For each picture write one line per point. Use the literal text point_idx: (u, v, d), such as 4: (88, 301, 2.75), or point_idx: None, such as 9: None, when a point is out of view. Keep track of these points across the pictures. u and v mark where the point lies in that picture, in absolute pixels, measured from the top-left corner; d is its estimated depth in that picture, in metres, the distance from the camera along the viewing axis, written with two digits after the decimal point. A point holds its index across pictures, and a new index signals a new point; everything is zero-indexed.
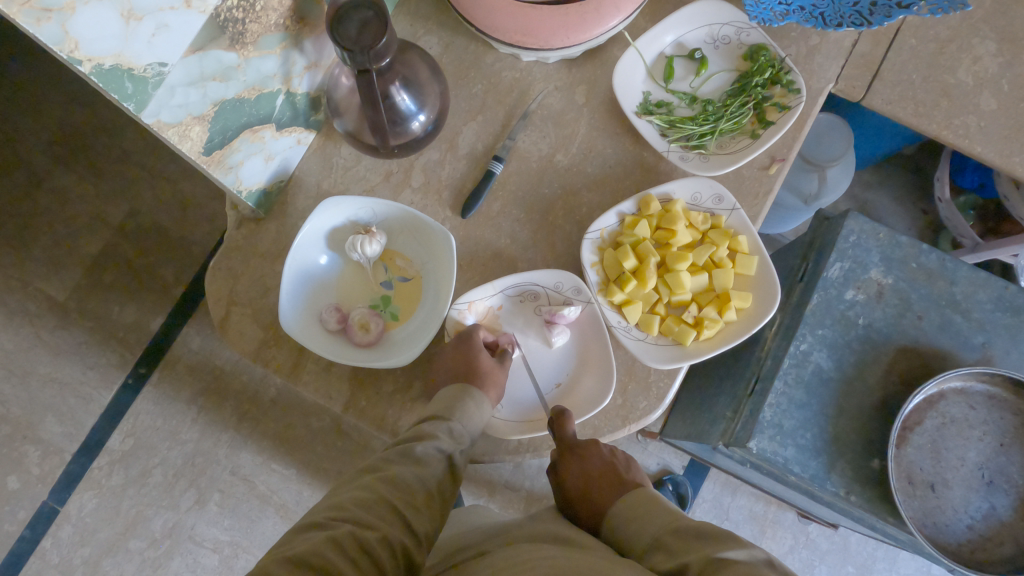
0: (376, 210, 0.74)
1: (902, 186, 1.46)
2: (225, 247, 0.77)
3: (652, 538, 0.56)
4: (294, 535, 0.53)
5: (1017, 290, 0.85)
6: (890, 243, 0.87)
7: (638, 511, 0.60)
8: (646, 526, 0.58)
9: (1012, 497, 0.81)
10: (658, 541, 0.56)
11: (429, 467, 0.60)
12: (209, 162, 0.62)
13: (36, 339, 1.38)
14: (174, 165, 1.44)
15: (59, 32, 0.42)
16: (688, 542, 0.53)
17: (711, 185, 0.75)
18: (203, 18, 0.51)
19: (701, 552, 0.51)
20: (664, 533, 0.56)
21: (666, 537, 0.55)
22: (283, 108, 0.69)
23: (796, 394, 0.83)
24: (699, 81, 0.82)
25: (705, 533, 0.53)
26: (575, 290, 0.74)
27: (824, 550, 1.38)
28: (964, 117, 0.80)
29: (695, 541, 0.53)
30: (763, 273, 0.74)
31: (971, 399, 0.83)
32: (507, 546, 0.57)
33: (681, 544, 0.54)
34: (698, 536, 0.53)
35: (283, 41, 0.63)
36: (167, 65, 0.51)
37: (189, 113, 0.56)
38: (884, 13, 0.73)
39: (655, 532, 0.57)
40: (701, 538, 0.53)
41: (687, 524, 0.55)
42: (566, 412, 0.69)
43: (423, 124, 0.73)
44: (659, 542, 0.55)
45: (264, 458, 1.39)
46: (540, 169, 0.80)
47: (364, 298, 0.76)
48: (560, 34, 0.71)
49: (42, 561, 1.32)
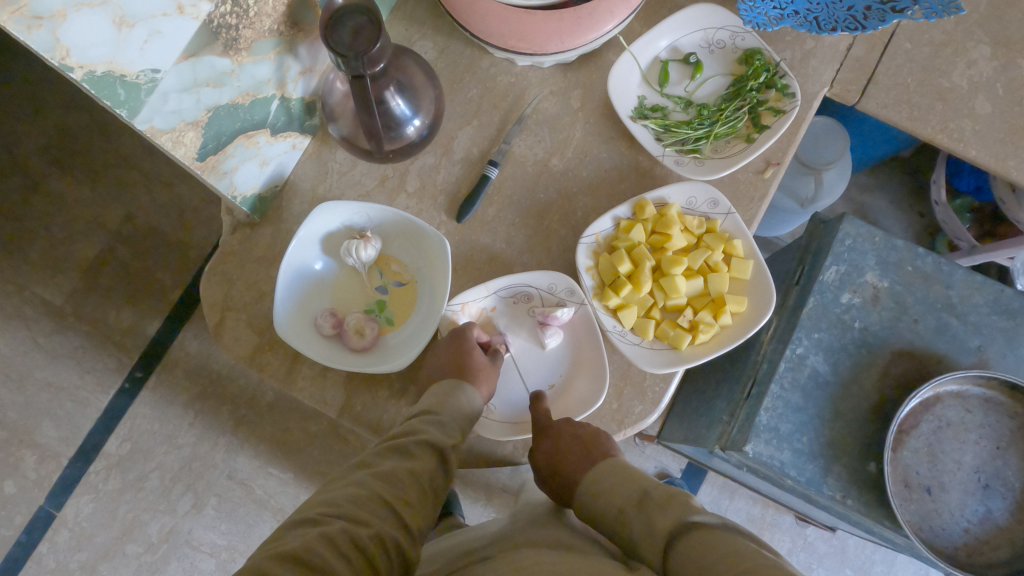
0: (371, 215, 0.74)
1: (899, 189, 1.47)
2: (220, 252, 0.77)
3: (619, 510, 0.56)
4: (286, 531, 0.53)
5: (1013, 293, 0.85)
6: (886, 246, 0.87)
7: (604, 482, 0.59)
8: (611, 499, 0.57)
9: (1008, 501, 0.81)
10: (623, 513, 0.55)
11: (420, 461, 0.60)
12: (203, 167, 0.62)
13: (33, 343, 1.37)
14: (171, 169, 1.44)
15: (50, 39, 0.42)
16: (652, 512, 0.53)
17: (706, 189, 0.75)
18: (196, 24, 0.51)
19: (665, 522, 0.52)
20: (628, 504, 0.56)
21: (630, 507, 0.55)
22: (277, 114, 0.69)
23: (792, 398, 0.83)
24: (694, 85, 0.82)
25: (669, 499, 0.54)
26: (568, 292, 0.74)
27: (823, 553, 1.38)
28: (960, 121, 0.80)
29: (659, 511, 0.53)
30: (759, 277, 0.74)
31: (966, 403, 0.83)
32: (507, 551, 0.56)
33: (646, 516, 0.54)
34: (660, 502, 0.54)
35: (277, 47, 0.63)
36: (160, 71, 0.51)
37: (182, 119, 0.56)
38: (878, 18, 0.74)
39: (620, 504, 0.56)
40: (662, 505, 0.54)
41: (649, 492, 0.55)
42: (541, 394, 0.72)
43: (418, 129, 0.73)
44: (623, 515, 0.55)
45: (261, 462, 1.39)
46: (535, 174, 0.80)
47: (359, 303, 0.76)
48: (555, 39, 0.71)
49: (39, 566, 1.31)
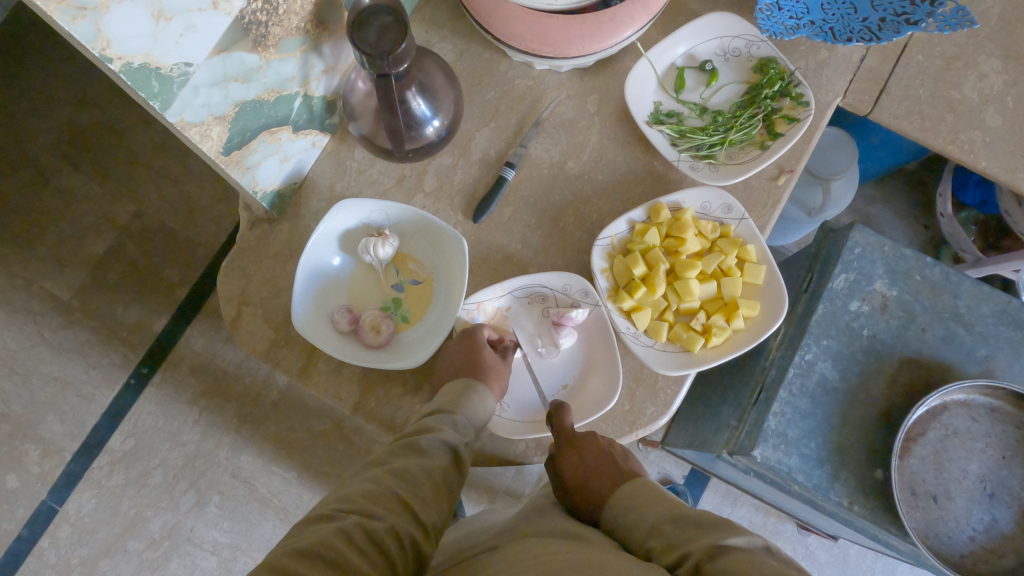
0: (389, 213, 0.75)
1: (905, 201, 1.48)
2: (237, 247, 0.77)
3: (651, 526, 0.56)
4: (303, 527, 0.53)
5: (1019, 304, 0.86)
6: (895, 255, 0.88)
7: (639, 498, 0.60)
8: (646, 513, 0.58)
9: (1014, 510, 0.82)
10: (655, 528, 0.56)
11: (434, 459, 0.61)
12: (227, 162, 0.63)
13: (39, 337, 1.37)
14: (182, 166, 1.45)
15: (92, 30, 0.43)
16: (690, 532, 0.53)
17: (720, 195, 0.76)
18: (228, 20, 0.52)
19: (700, 542, 0.52)
20: (662, 521, 0.56)
21: (665, 525, 0.55)
22: (300, 112, 0.70)
23: (800, 403, 0.83)
24: (710, 92, 0.83)
25: (705, 522, 0.54)
26: (582, 293, 0.75)
27: (823, 562, 1.38)
28: (970, 132, 0.81)
29: (695, 531, 0.53)
30: (770, 282, 0.75)
31: (973, 412, 0.84)
32: (515, 541, 0.56)
33: (681, 534, 0.54)
34: (697, 524, 0.54)
35: (303, 45, 0.64)
36: (192, 65, 0.51)
37: (211, 113, 0.57)
38: (893, 29, 0.75)
39: (654, 520, 0.56)
40: (699, 527, 0.53)
41: (685, 513, 0.56)
42: (564, 407, 0.71)
43: (437, 130, 0.74)
44: (660, 530, 0.55)
45: (265, 460, 1.39)
46: (551, 176, 0.80)
47: (375, 300, 0.76)
48: (575, 43, 0.72)
49: (39, 562, 1.31)
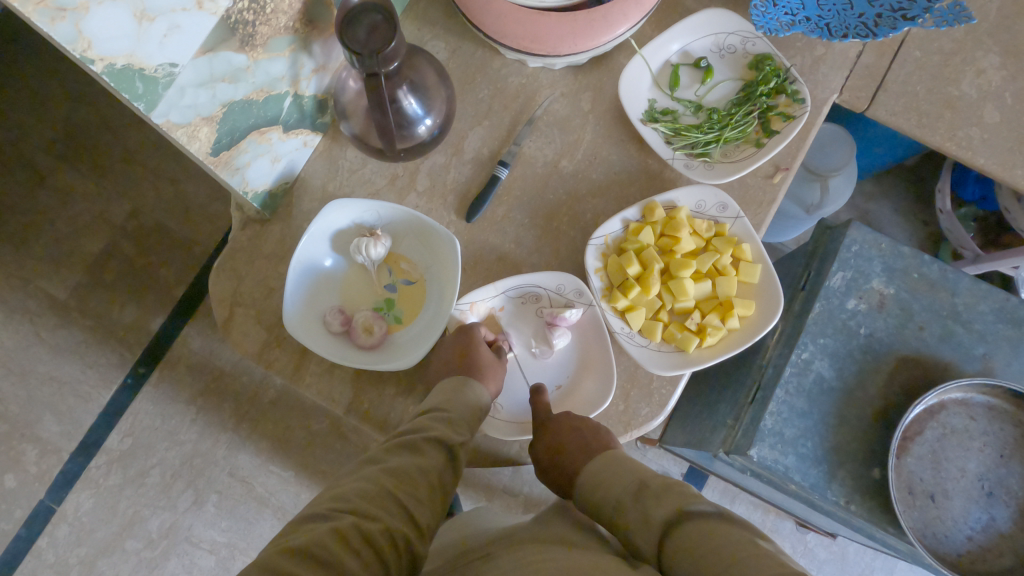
0: (381, 213, 0.74)
1: (904, 198, 1.47)
2: (230, 248, 0.77)
3: (614, 501, 0.56)
4: (296, 526, 0.52)
5: (1018, 302, 0.86)
6: (892, 253, 0.87)
7: (604, 473, 0.60)
8: (610, 489, 0.58)
9: (1012, 509, 0.81)
10: (619, 504, 0.56)
11: (429, 458, 0.60)
12: (216, 162, 0.63)
13: (36, 336, 1.37)
14: (178, 165, 1.44)
15: (73, 31, 0.42)
16: (650, 503, 0.54)
17: (715, 193, 0.75)
18: (214, 19, 0.51)
19: (660, 514, 0.52)
20: (623, 494, 0.56)
21: (625, 499, 0.56)
22: (290, 111, 0.70)
23: (796, 402, 0.83)
24: (705, 90, 0.83)
25: (666, 492, 0.54)
26: (576, 293, 0.74)
27: (822, 559, 1.38)
28: (968, 129, 0.80)
29: (655, 501, 0.54)
30: (766, 281, 0.75)
31: (971, 411, 0.83)
32: (510, 548, 0.56)
33: (639, 510, 0.54)
34: (655, 495, 0.54)
35: (292, 44, 0.63)
36: (178, 65, 0.51)
37: (198, 113, 0.57)
38: (890, 25, 0.74)
39: (616, 495, 0.57)
40: (657, 497, 0.54)
41: (644, 484, 0.56)
42: (542, 390, 0.72)
43: (430, 128, 0.73)
44: (621, 506, 0.56)
45: (263, 459, 1.39)
46: (544, 175, 0.80)
47: (368, 301, 0.76)
48: (567, 41, 0.71)
49: (38, 561, 1.31)
